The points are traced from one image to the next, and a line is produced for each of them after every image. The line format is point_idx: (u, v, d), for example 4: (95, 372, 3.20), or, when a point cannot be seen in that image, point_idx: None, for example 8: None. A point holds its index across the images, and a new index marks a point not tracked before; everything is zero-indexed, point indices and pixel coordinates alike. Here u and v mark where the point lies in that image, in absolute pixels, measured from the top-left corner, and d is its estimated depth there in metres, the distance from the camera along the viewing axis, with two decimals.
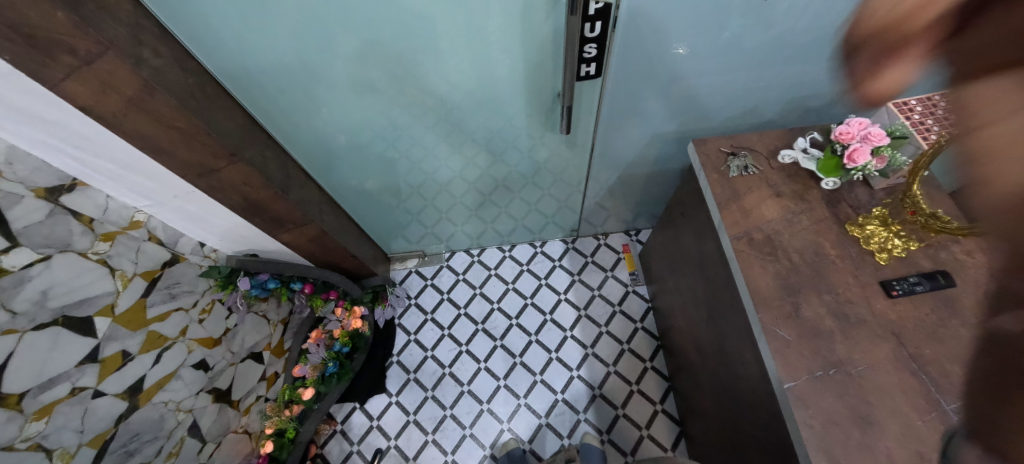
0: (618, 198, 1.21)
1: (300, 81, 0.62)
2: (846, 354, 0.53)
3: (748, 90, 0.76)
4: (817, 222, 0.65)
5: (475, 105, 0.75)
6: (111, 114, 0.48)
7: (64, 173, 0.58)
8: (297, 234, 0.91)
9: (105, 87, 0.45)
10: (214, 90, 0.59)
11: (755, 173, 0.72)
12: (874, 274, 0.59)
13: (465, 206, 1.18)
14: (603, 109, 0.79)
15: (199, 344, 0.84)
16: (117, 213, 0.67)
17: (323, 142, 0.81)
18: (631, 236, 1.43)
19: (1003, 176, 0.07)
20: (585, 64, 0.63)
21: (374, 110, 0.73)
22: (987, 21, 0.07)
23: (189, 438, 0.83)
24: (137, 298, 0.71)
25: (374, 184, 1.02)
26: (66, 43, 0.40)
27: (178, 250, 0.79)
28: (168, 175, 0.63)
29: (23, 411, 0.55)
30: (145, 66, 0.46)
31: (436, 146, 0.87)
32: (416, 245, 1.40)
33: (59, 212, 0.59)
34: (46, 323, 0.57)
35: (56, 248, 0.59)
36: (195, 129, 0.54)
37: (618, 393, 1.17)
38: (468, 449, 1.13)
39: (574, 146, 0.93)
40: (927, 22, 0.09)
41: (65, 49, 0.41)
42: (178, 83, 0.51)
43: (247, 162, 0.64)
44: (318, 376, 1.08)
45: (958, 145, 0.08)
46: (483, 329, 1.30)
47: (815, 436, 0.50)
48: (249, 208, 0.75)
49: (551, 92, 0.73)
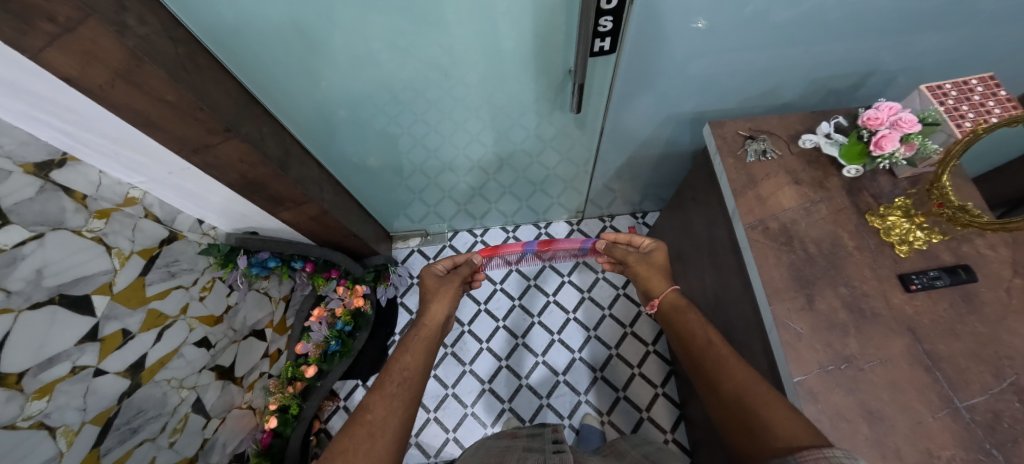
0: (626, 180, 1.19)
1: (298, 51, 0.58)
2: (859, 349, 0.52)
3: (770, 70, 0.72)
4: (836, 212, 0.63)
5: (482, 78, 0.70)
6: (97, 87, 0.44)
7: (53, 148, 0.55)
8: (297, 213, 0.89)
9: (89, 58, 0.40)
10: (205, 61, 0.55)
11: (774, 158, 0.69)
12: (893, 267, 0.57)
13: (468, 185, 1.16)
14: (616, 85, 0.75)
15: (200, 322, 0.86)
16: (110, 190, 0.66)
17: (323, 117, 0.77)
18: (637, 218, 1.41)
19: (716, 388, 0.46)
20: (598, 38, 0.59)
21: (374, 84, 0.69)
22: (705, 383, 0.48)
23: (193, 414, 0.83)
24: (135, 276, 0.71)
25: (376, 162, 0.99)
26: (44, 10, 0.33)
27: (176, 228, 0.80)
28: (162, 152, 0.61)
29: (23, 390, 0.51)
30: (131, 35, 0.41)
31: (440, 122, 0.84)
32: (418, 224, 1.38)
33: (50, 188, 0.56)
34: (42, 302, 0.54)
35: (48, 226, 0.56)
36: (188, 103, 0.50)
37: (619, 376, 1.18)
38: (468, 427, 1.15)
39: (584, 125, 0.90)
40: (708, 372, 0.48)
41: (43, 17, 0.34)
42: (167, 54, 0.46)
43: (243, 138, 0.61)
44: (319, 354, 1.09)
45: (712, 393, 0.47)
46: (485, 309, 1.30)
47: (731, 428, 0.43)
48: (247, 187, 0.73)
49: (562, 68, 0.70)
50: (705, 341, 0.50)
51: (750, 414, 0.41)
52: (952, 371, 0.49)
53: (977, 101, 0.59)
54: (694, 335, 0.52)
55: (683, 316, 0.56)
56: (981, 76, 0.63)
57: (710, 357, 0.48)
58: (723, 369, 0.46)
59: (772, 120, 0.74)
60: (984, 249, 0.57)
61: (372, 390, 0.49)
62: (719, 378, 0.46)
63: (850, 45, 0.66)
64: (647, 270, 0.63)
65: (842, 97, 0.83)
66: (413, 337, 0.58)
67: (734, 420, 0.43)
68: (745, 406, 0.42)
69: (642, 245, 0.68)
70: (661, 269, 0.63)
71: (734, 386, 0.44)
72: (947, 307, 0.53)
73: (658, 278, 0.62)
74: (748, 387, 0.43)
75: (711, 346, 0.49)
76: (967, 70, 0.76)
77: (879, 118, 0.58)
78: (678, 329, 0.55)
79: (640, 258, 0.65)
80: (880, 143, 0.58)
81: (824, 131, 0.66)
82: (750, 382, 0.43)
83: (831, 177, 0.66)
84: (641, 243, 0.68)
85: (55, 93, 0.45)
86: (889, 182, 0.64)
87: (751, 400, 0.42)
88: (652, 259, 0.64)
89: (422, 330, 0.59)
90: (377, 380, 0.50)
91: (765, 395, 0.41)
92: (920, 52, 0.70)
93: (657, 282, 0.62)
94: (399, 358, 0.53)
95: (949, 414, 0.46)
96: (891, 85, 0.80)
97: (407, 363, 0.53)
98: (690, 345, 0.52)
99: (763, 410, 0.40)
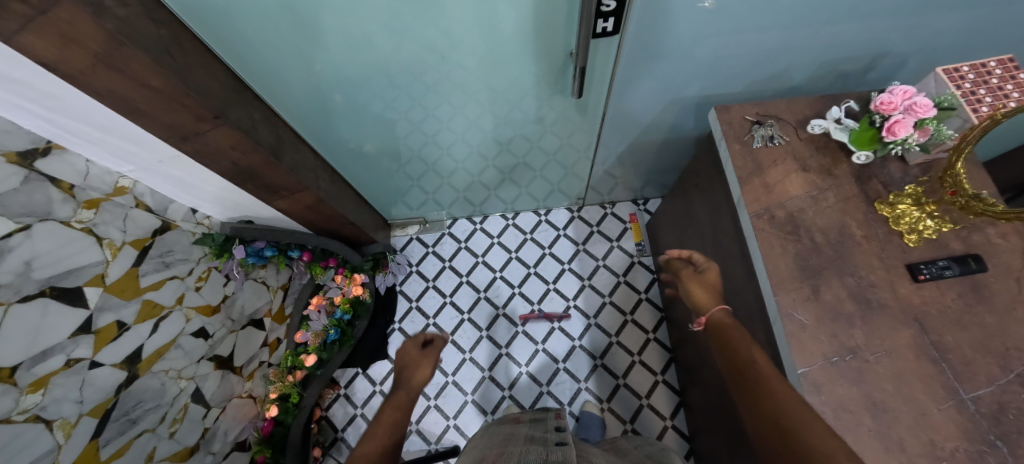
0: (628, 166, 1.16)
1: (289, 34, 0.56)
2: (864, 340, 0.51)
3: (779, 52, 0.69)
4: (844, 200, 0.61)
5: (480, 61, 0.67)
6: (78, 72, 0.42)
7: (36, 136, 0.53)
8: (292, 201, 0.88)
9: (66, 41, 0.38)
10: (190, 44, 0.52)
11: (781, 144, 0.67)
12: (901, 257, 0.56)
13: (467, 172, 1.13)
14: (619, 69, 0.72)
15: (197, 312, 0.85)
16: (98, 179, 0.64)
17: (316, 103, 0.75)
18: (639, 205, 1.39)
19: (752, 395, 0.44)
20: (602, 19, 0.56)
21: (369, 67, 0.66)
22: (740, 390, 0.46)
23: (193, 404, 0.84)
24: (128, 267, 0.69)
25: (372, 148, 0.97)
26: None
27: (169, 217, 0.79)
28: (150, 139, 0.59)
29: (17, 384, 0.51)
30: (108, 16, 0.38)
31: (438, 107, 0.81)
32: (416, 211, 1.36)
33: (35, 178, 0.54)
34: (32, 295, 0.53)
35: (36, 217, 0.54)
36: (174, 89, 0.48)
37: (620, 364, 1.18)
38: (469, 414, 1.16)
39: (585, 111, 0.88)
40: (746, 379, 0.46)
41: None
42: (149, 37, 0.44)
43: (233, 125, 0.59)
44: (319, 343, 1.10)
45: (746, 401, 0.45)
46: (485, 297, 1.30)
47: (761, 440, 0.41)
48: (240, 175, 0.72)
49: (564, 51, 0.67)
50: (749, 358, 0.48)
51: (787, 434, 0.38)
52: (958, 363, 0.48)
53: (994, 84, 0.56)
54: (737, 351, 0.50)
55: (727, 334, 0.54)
56: (1000, 58, 0.60)
57: (748, 372, 0.46)
58: (762, 388, 0.43)
59: (781, 104, 0.71)
60: (996, 238, 0.55)
61: (361, 442, 0.46)
62: (753, 392, 0.44)
63: (865, 24, 0.63)
64: (696, 287, 0.64)
65: (851, 80, 0.80)
66: (392, 398, 0.55)
67: (769, 437, 0.40)
68: (781, 424, 0.39)
69: (700, 264, 0.68)
70: (711, 288, 0.63)
71: (767, 399, 0.42)
72: (956, 298, 0.52)
73: (707, 297, 0.61)
74: (786, 406, 0.40)
75: (755, 362, 0.47)
76: (982, 52, 0.73)
77: (893, 102, 0.56)
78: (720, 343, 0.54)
79: (693, 274, 0.67)
80: (893, 129, 0.56)
81: (834, 116, 0.64)
82: (794, 403, 0.40)
83: (840, 164, 0.64)
84: (699, 262, 0.69)
85: (36, 80, 0.43)
86: (899, 169, 0.62)
87: (789, 420, 0.39)
88: (705, 277, 0.65)
89: (401, 395, 0.56)
90: (366, 430, 0.48)
91: (801, 414, 0.39)
92: (936, 33, 0.67)
93: (705, 299, 0.61)
94: (383, 412, 0.51)
95: (954, 405, 0.46)
96: (902, 68, 0.77)
97: (395, 416, 0.52)
98: (733, 359, 0.50)
99: (797, 427, 0.38)
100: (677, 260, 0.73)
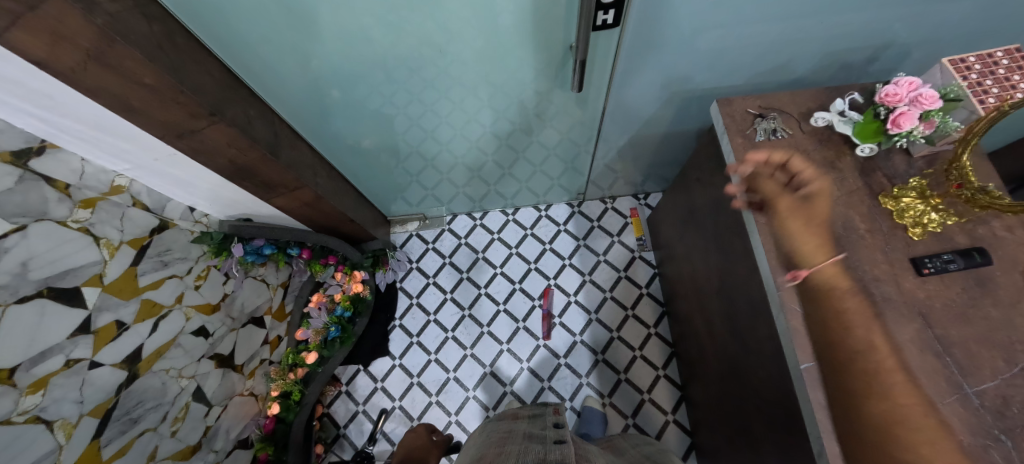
0: (628, 161, 1.15)
1: (285, 29, 0.55)
2: None
3: (783, 43, 0.68)
4: (848, 193, 0.60)
5: (479, 55, 0.66)
6: (69, 70, 0.41)
7: (30, 134, 0.53)
8: (290, 199, 0.87)
9: (56, 38, 0.37)
10: (183, 40, 0.51)
11: (784, 137, 0.66)
12: (905, 250, 0.55)
13: (467, 167, 1.12)
14: (620, 62, 0.71)
15: (197, 311, 0.85)
16: (95, 178, 0.63)
17: (313, 99, 0.74)
18: (640, 200, 1.38)
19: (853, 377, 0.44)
20: (602, 11, 0.55)
21: (366, 61, 0.65)
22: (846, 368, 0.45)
23: (194, 402, 0.84)
24: (126, 267, 0.69)
25: (370, 143, 0.96)
26: None
27: (167, 216, 0.78)
28: (146, 138, 0.58)
29: (17, 385, 0.51)
30: (99, 11, 0.37)
31: (437, 102, 0.80)
32: (416, 207, 1.36)
33: (30, 178, 0.54)
34: (29, 296, 0.53)
35: (31, 217, 0.54)
36: (167, 86, 0.47)
37: (621, 359, 1.18)
38: (470, 409, 1.16)
39: (585, 105, 0.87)
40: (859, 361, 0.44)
41: None
42: (142, 33, 0.43)
43: (229, 122, 0.58)
44: (320, 341, 1.10)
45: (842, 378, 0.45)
46: (485, 293, 1.30)
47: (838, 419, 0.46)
48: (237, 173, 0.71)
49: (564, 44, 0.66)
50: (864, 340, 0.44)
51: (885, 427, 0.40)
52: (962, 357, 0.48)
53: (1001, 75, 0.55)
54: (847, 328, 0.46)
55: (837, 303, 0.48)
56: (1008, 47, 0.59)
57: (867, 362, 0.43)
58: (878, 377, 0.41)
59: (784, 97, 0.70)
60: (1000, 231, 0.55)
61: None
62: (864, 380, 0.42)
63: (871, 14, 0.62)
64: (800, 221, 0.54)
65: (855, 71, 0.79)
66: None
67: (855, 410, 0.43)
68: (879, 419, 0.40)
69: (801, 181, 0.55)
70: (821, 231, 0.53)
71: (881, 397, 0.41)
72: (960, 291, 0.52)
73: (816, 243, 0.52)
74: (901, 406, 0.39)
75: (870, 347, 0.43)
76: (988, 42, 0.72)
77: (898, 94, 0.54)
78: (830, 315, 0.48)
79: (795, 203, 0.55)
80: (898, 121, 0.55)
81: (838, 108, 0.64)
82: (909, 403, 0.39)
83: (844, 157, 0.63)
84: (800, 177, 0.55)
85: (28, 78, 0.42)
86: (903, 162, 0.62)
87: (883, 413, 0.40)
88: (813, 207, 0.54)
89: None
90: None
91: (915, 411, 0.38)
92: (942, 23, 0.66)
93: (813, 248, 0.52)
94: None
95: (958, 399, 0.46)
96: (907, 59, 0.76)
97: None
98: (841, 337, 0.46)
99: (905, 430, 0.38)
100: (762, 169, 0.59)
